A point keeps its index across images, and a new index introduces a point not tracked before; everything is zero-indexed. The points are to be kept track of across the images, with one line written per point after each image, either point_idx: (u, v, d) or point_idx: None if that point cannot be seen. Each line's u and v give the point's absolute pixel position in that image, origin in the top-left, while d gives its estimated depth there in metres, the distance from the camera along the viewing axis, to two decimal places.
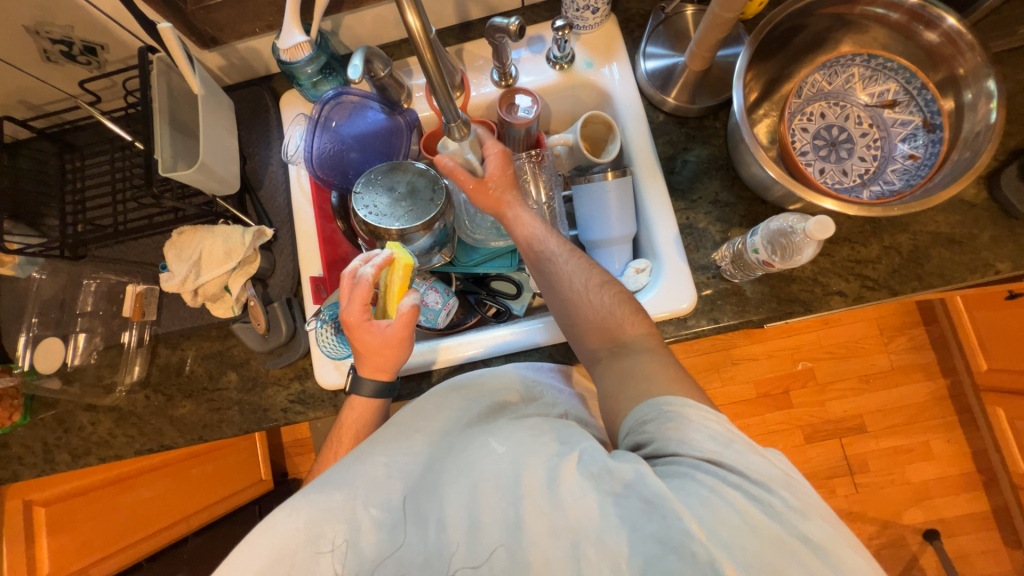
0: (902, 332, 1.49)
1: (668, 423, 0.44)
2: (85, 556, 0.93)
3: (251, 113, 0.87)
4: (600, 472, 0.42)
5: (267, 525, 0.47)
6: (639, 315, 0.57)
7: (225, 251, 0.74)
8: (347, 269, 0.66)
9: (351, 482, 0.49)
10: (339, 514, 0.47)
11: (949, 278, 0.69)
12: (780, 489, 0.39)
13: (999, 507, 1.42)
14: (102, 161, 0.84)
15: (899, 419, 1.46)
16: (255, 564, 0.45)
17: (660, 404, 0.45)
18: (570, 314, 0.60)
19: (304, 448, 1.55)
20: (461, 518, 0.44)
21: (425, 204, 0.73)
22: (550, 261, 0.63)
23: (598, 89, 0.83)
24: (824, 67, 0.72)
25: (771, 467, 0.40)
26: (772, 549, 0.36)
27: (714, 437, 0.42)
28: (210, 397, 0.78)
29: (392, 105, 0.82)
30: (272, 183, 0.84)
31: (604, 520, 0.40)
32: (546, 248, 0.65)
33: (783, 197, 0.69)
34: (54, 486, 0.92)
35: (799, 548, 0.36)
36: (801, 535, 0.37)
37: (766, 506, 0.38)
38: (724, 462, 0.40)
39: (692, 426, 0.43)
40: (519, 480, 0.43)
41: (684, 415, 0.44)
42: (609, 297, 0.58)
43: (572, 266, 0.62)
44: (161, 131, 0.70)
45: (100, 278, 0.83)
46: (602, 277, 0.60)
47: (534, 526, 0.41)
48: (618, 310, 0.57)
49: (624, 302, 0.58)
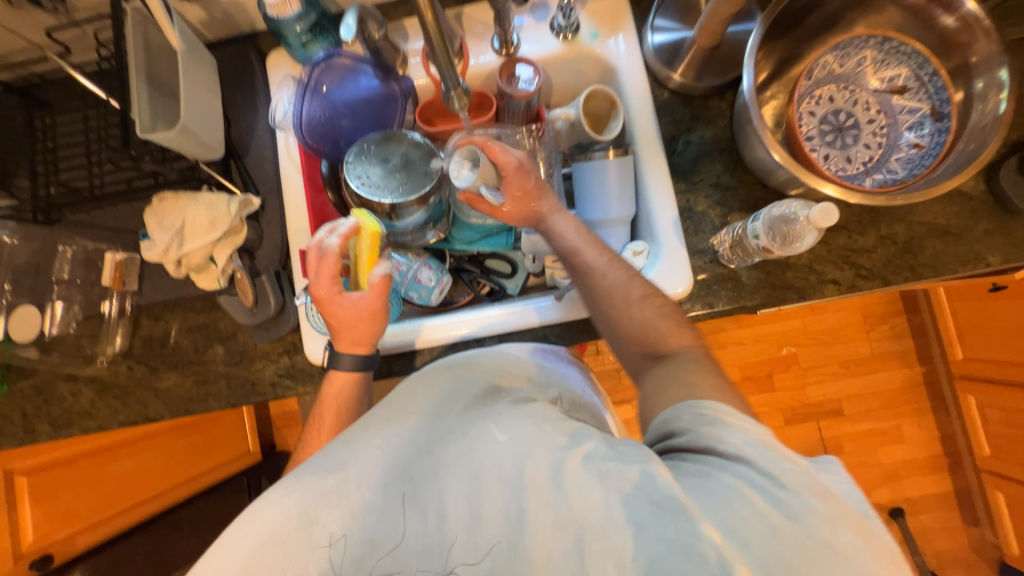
0: (884, 321, 1.53)
1: (704, 424, 0.43)
2: (68, 525, 0.92)
3: (235, 72, 0.82)
4: (609, 469, 0.42)
5: (261, 506, 0.46)
6: (682, 327, 0.58)
7: (209, 220, 0.72)
8: (313, 240, 0.65)
9: (344, 466, 0.48)
10: (332, 498, 0.46)
11: (941, 269, 0.69)
12: (809, 494, 0.37)
13: (961, 488, 1.49)
14: (75, 119, 0.79)
15: (875, 404, 1.51)
16: (246, 549, 0.44)
17: (698, 407, 0.45)
18: (612, 327, 0.61)
19: (292, 421, 1.55)
20: (462, 508, 0.45)
21: (420, 177, 0.70)
22: (588, 273, 0.63)
23: (603, 62, 0.80)
24: (837, 48, 0.70)
25: (808, 476, 0.38)
26: (793, 554, 0.34)
27: (750, 441, 0.41)
28: (196, 370, 0.76)
29: (387, 70, 0.78)
30: (259, 150, 0.80)
31: (609, 515, 0.39)
32: (584, 258, 0.64)
33: (785, 182, 0.68)
34: (44, 453, 0.90)
35: (827, 560, 0.34)
36: (827, 543, 0.35)
37: (794, 514, 0.36)
38: (753, 463, 0.39)
39: (729, 430, 0.42)
40: (522, 474, 0.44)
41: (723, 419, 0.43)
42: (650, 310, 0.59)
43: (612, 279, 0.62)
44: (138, 89, 0.65)
45: (78, 244, 0.79)
46: (644, 289, 0.61)
47: (537, 517, 0.42)
48: (661, 324, 0.58)
49: (667, 315, 0.59)
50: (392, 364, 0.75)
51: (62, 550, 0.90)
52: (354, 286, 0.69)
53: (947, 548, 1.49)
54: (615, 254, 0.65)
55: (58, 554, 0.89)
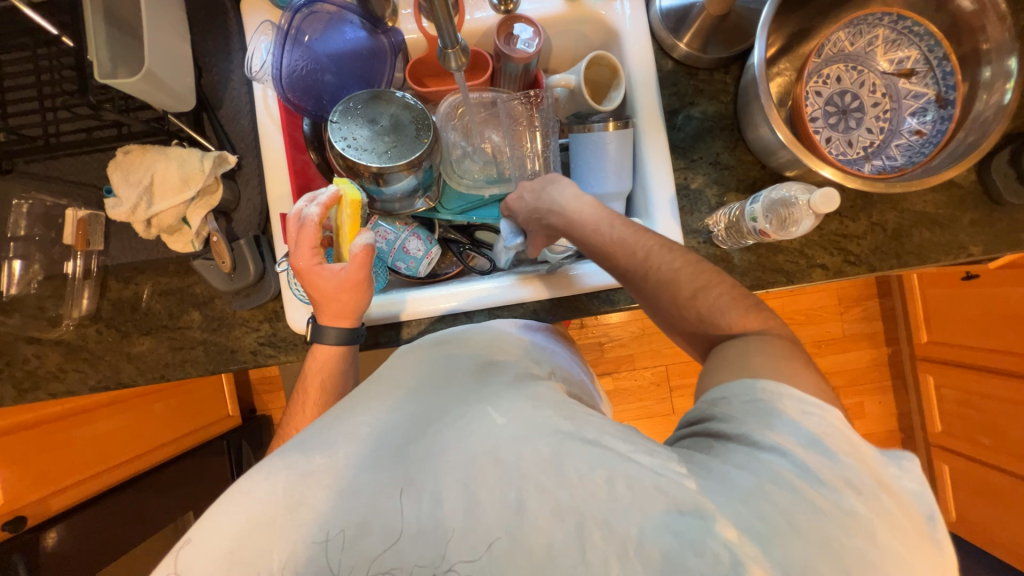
0: (858, 303, 1.58)
1: (756, 412, 0.44)
2: (42, 487, 0.90)
3: (205, 13, 0.74)
4: (611, 456, 0.43)
5: (243, 487, 0.46)
6: (748, 315, 0.55)
7: (182, 177, 0.67)
8: (293, 212, 0.64)
9: (332, 445, 0.48)
10: (319, 479, 0.46)
11: (924, 258, 0.71)
12: (843, 494, 0.39)
13: (911, 460, 1.60)
14: (22, 57, 0.71)
15: (842, 382, 1.58)
16: (230, 531, 0.44)
17: (756, 392, 0.46)
18: (672, 324, 0.60)
19: (272, 386, 1.54)
20: (458, 496, 0.44)
21: (411, 140, 0.66)
22: (631, 275, 0.61)
23: (606, 26, 0.75)
24: (850, 25, 0.68)
25: (851, 472, 0.40)
26: (817, 553, 0.36)
27: (802, 435, 0.41)
28: (171, 336, 0.73)
29: (375, 22, 0.72)
30: (234, 102, 0.74)
31: (612, 501, 0.41)
32: (624, 258, 0.61)
33: (785, 163, 0.67)
34: (23, 413, 0.88)
35: (849, 557, 0.36)
36: (856, 549, 0.36)
37: (824, 511, 0.38)
38: (798, 459, 0.40)
39: (780, 420, 0.43)
40: (521, 460, 0.44)
41: (778, 407, 0.44)
42: (711, 303, 0.56)
43: (660, 279, 0.59)
44: (94, 27, 0.60)
45: (34, 198, 0.73)
46: (694, 282, 0.58)
47: (536, 505, 0.42)
48: (721, 317, 0.56)
49: (728, 306, 0.56)
50: (378, 335, 0.73)
51: (35, 511, 0.87)
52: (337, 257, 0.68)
53: None
54: (659, 244, 0.61)
55: (32, 516, 0.87)
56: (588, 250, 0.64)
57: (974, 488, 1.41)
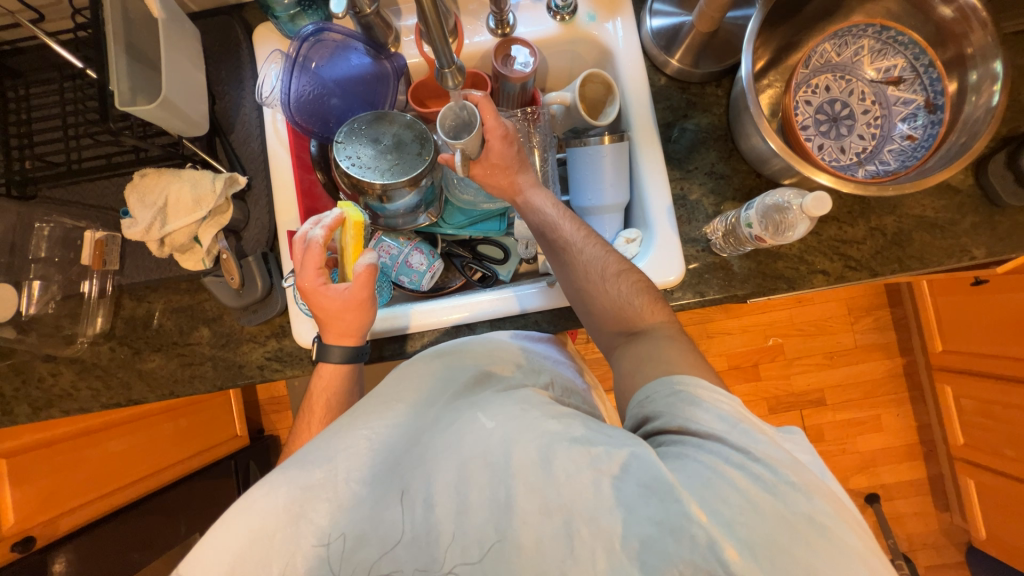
0: (868, 313, 1.56)
1: (677, 402, 0.47)
2: (52, 508, 0.90)
3: (220, 45, 0.78)
4: (599, 453, 0.43)
5: (245, 504, 0.47)
6: (657, 304, 0.60)
7: (194, 199, 0.70)
8: (298, 236, 0.66)
9: (331, 459, 0.49)
10: (319, 491, 0.47)
11: (927, 262, 0.70)
12: (783, 469, 0.41)
13: (934, 474, 1.55)
14: (50, 91, 0.75)
15: (857, 393, 1.55)
16: (231, 550, 0.45)
17: (672, 383, 0.49)
18: (587, 302, 0.62)
19: (281, 406, 1.55)
20: (450, 498, 0.45)
21: (412, 158, 0.69)
22: (565, 248, 0.64)
23: (600, 46, 0.78)
24: (835, 37, 0.71)
25: (777, 448, 0.42)
26: (774, 527, 0.38)
27: (723, 416, 0.45)
28: (180, 352, 0.75)
29: (378, 48, 0.76)
30: (245, 127, 0.78)
31: (598, 498, 0.41)
32: (560, 233, 0.65)
33: (780, 171, 0.68)
34: (28, 435, 0.89)
35: (803, 526, 0.38)
36: (804, 514, 0.38)
37: (770, 486, 0.40)
38: (726, 440, 0.43)
39: (701, 406, 0.46)
40: (510, 459, 0.45)
41: (694, 394, 0.47)
42: (625, 286, 0.60)
43: (589, 255, 0.62)
44: (116, 59, 0.63)
45: (55, 222, 0.76)
46: (618, 265, 0.62)
47: (525, 501, 0.43)
48: (636, 300, 0.59)
49: (642, 291, 0.60)
50: (382, 349, 0.74)
51: (44, 532, 0.88)
52: (342, 277, 0.70)
53: (919, 533, 1.54)
54: (592, 230, 0.66)
55: (40, 536, 0.87)
56: (532, 225, 0.67)
57: (1001, 504, 1.34)
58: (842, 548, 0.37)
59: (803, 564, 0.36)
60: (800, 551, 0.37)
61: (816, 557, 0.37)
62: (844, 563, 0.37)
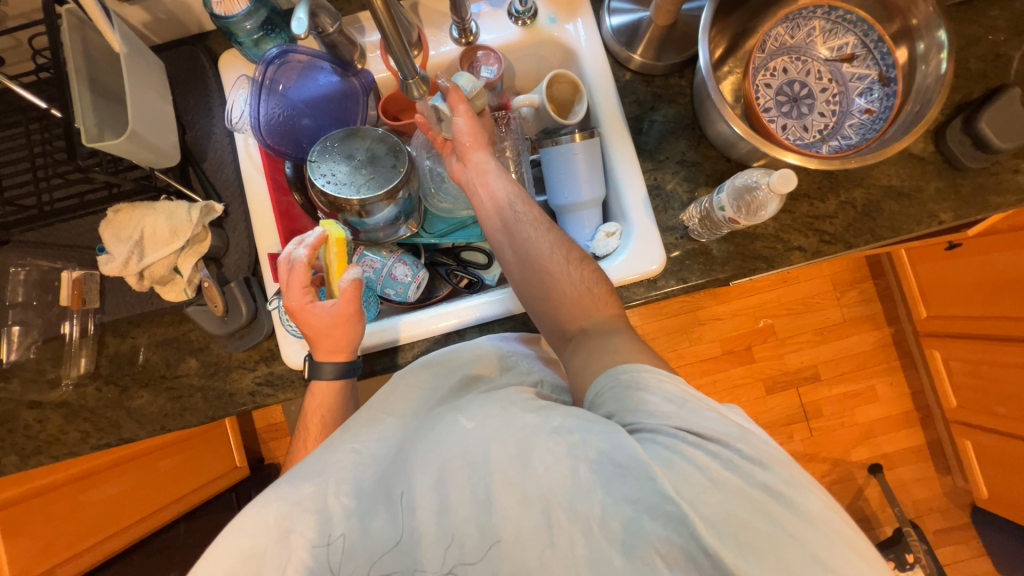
0: (853, 287, 1.58)
1: (627, 392, 0.47)
2: (53, 556, 0.86)
3: (185, 75, 0.79)
4: (575, 441, 0.43)
5: (238, 524, 0.47)
6: (610, 296, 0.61)
7: (170, 230, 0.69)
8: (283, 257, 0.66)
9: (321, 473, 0.49)
10: (308, 505, 0.47)
11: (898, 230, 0.72)
12: (736, 442, 0.42)
13: (933, 439, 1.57)
14: (16, 134, 0.75)
15: (849, 366, 1.57)
16: (225, 565, 0.45)
17: (617, 373, 0.49)
18: (546, 286, 0.61)
19: (279, 433, 1.53)
20: (431, 498, 0.46)
21: (388, 170, 0.69)
22: (526, 229, 0.63)
23: (563, 47, 0.80)
24: (788, 21, 0.73)
25: (727, 421, 0.44)
26: (733, 501, 0.39)
27: (671, 398, 0.45)
28: (169, 386, 0.74)
29: (345, 66, 0.77)
30: (218, 154, 0.78)
31: (576, 485, 0.42)
32: (521, 215, 0.64)
33: (747, 154, 0.70)
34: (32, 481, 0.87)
35: (760, 496, 0.39)
36: (760, 484, 0.40)
37: (727, 462, 0.41)
38: (679, 422, 0.43)
39: (650, 391, 0.46)
40: (488, 457, 0.45)
41: (640, 379, 0.47)
42: (586, 273, 0.61)
43: (551, 238, 0.62)
44: (80, 96, 0.62)
45: (30, 265, 0.75)
46: (578, 252, 0.63)
47: (504, 496, 0.43)
48: (595, 288, 0.60)
49: (599, 281, 0.61)
50: (374, 363, 0.74)
51: None
52: (330, 295, 0.69)
53: (926, 499, 1.55)
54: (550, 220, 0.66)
55: None
56: (489, 209, 0.67)
57: (999, 461, 1.37)
58: (800, 511, 0.39)
59: (764, 534, 0.38)
60: (759, 522, 0.38)
61: (775, 524, 0.38)
62: (805, 528, 0.38)
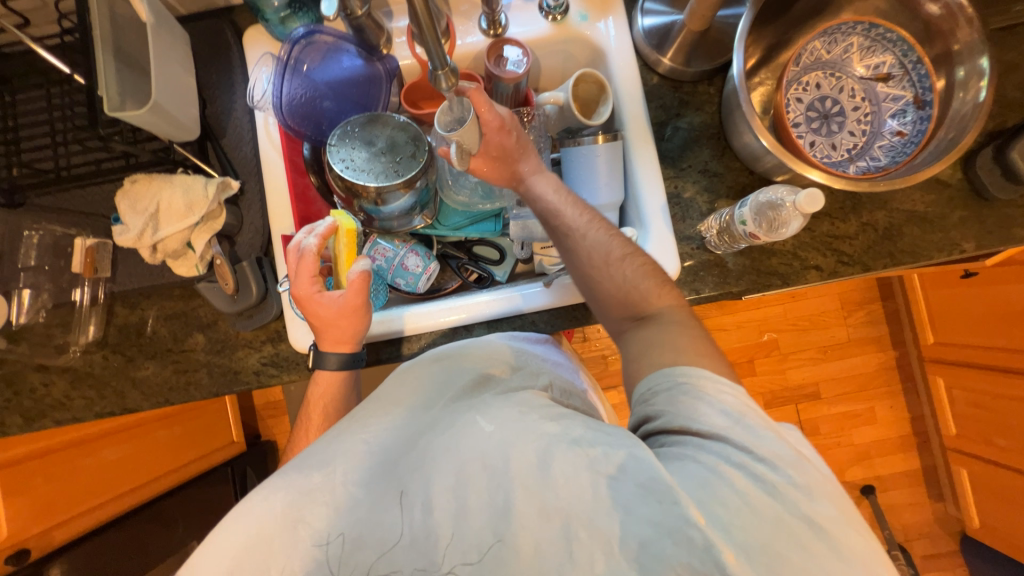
0: (861, 307, 1.57)
1: (684, 397, 0.47)
2: (45, 519, 0.87)
3: (209, 49, 0.78)
4: (597, 455, 0.44)
5: (244, 509, 0.48)
6: (664, 287, 0.60)
7: (186, 204, 0.69)
8: (291, 245, 0.65)
9: (329, 464, 0.49)
10: (317, 496, 0.48)
11: (919, 256, 0.71)
12: (785, 467, 0.41)
13: (928, 465, 1.56)
14: (37, 97, 0.74)
15: (851, 386, 1.56)
16: (225, 559, 0.45)
17: (676, 375, 0.49)
18: (593, 284, 0.62)
19: (278, 410, 1.54)
20: (449, 502, 0.46)
21: (407, 160, 0.69)
22: (568, 233, 0.64)
23: (592, 45, 0.78)
24: (824, 35, 0.72)
25: (781, 445, 0.43)
26: (769, 529, 0.39)
27: (726, 411, 0.45)
28: (176, 359, 0.74)
29: (370, 50, 0.75)
30: (237, 131, 0.77)
31: (597, 501, 0.42)
32: (563, 218, 0.65)
33: (772, 168, 0.68)
34: (29, 443, 0.87)
35: (800, 528, 0.39)
36: (802, 515, 0.39)
37: (769, 487, 0.40)
38: (731, 437, 0.44)
39: (706, 401, 0.46)
40: (509, 463, 0.45)
41: (699, 387, 0.47)
42: (633, 268, 0.60)
43: (595, 238, 0.63)
44: (104, 63, 0.61)
45: (44, 229, 0.75)
46: (623, 248, 0.62)
47: (524, 506, 0.43)
48: (643, 283, 0.59)
49: (649, 275, 0.60)
50: (379, 352, 0.74)
51: (39, 544, 0.86)
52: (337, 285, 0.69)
53: (916, 524, 1.55)
54: (596, 215, 0.66)
55: (35, 548, 0.85)
56: (538, 208, 0.67)
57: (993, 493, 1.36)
58: (838, 548, 0.39)
59: (798, 567, 0.37)
60: (796, 555, 0.38)
61: (811, 559, 0.38)
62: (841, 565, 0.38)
